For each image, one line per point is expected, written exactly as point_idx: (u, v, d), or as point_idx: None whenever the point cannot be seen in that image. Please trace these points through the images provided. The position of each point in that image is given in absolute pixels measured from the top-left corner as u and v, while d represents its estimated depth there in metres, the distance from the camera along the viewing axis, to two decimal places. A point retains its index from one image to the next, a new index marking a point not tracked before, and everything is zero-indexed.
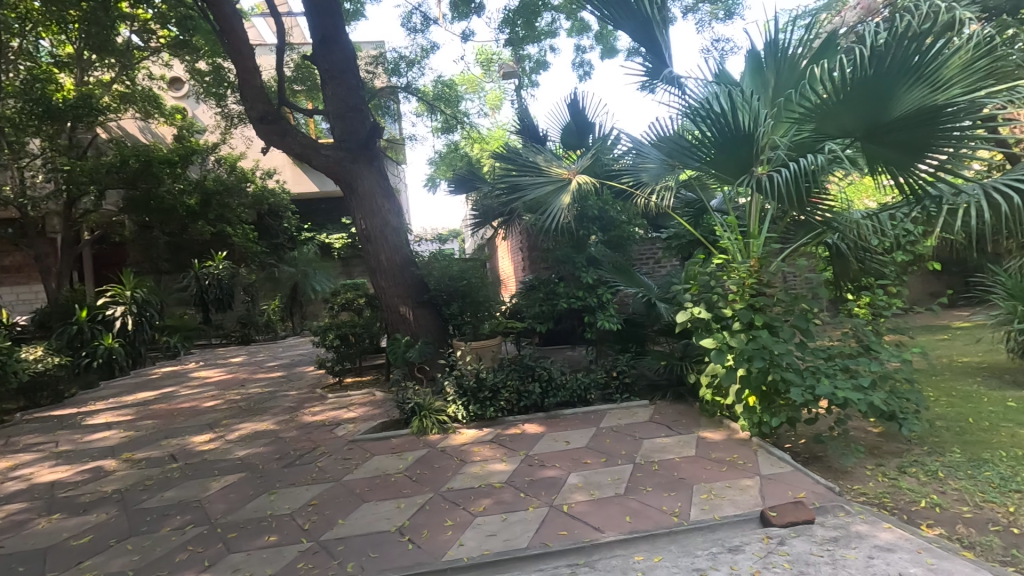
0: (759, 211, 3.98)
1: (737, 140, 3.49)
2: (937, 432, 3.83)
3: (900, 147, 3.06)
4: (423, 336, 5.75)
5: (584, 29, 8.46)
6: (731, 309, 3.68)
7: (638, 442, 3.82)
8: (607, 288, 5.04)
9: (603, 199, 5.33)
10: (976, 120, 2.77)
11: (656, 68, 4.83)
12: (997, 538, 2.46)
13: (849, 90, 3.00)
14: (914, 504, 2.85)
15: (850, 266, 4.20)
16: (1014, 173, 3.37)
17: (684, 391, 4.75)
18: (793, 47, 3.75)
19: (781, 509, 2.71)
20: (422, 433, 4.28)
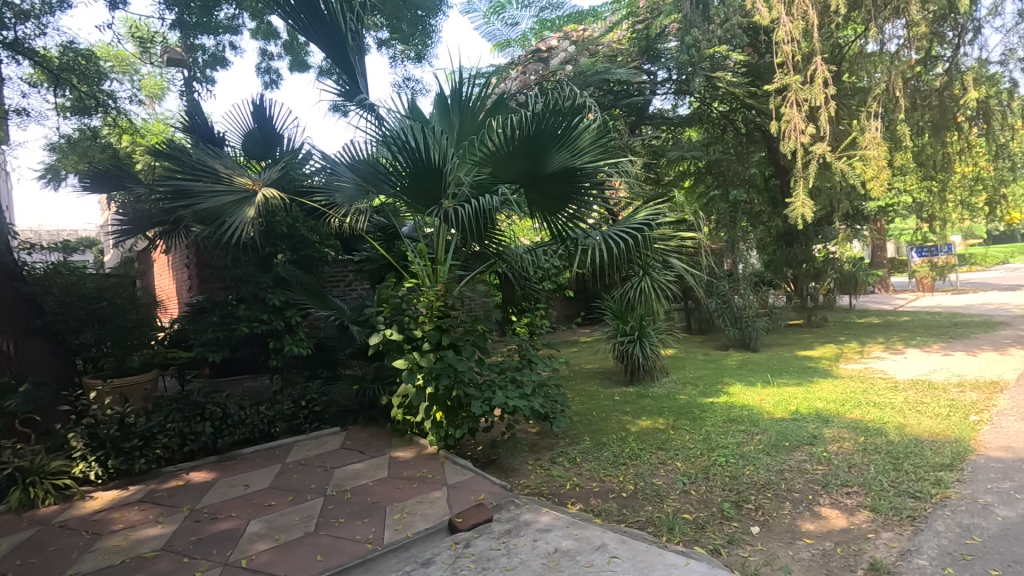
0: (445, 239, 4.24)
1: (428, 173, 3.77)
2: (574, 426, 4.81)
3: (550, 197, 3.79)
4: (32, 376, 4.27)
5: (271, 35, 7.90)
6: (422, 330, 3.88)
7: (329, 473, 3.63)
8: (296, 311, 4.71)
9: (292, 216, 4.98)
10: (597, 183, 3.65)
11: (350, 90, 4.83)
12: (614, 502, 3.21)
13: (517, 143, 3.56)
14: (562, 487, 3.49)
15: (515, 293, 5.13)
16: (618, 225, 4.55)
17: (376, 414, 4.76)
18: (473, 98, 4.27)
19: (466, 514, 2.94)
20: (27, 508, 3.16)
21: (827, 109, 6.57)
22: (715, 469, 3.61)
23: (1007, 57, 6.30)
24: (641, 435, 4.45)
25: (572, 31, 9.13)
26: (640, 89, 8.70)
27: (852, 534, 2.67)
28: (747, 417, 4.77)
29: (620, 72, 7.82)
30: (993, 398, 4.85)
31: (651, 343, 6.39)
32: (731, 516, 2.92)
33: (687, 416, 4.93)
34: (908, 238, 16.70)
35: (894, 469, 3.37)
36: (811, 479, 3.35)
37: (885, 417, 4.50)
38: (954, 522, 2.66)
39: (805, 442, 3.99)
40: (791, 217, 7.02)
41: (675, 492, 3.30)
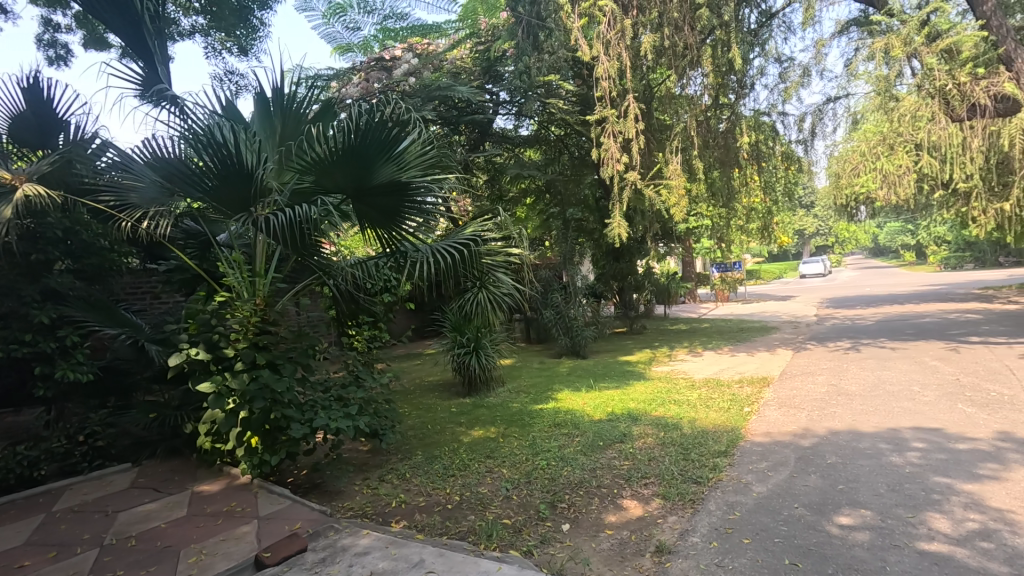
0: (265, 250, 3.90)
1: (239, 179, 3.53)
2: (407, 441, 4.75)
3: (378, 210, 3.74)
4: None
5: (57, 3, 6.71)
6: (234, 349, 3.54)
7: (110, 518, 3.13)
8: (73, 329, 3.99)
9: (70, 216, 4.25)
10: (426, 199, 3.71)
11: (149, 77, 4.29)
12: (438, 516, 3.22)
13: (341, 153, 3.42)
14: (387, 506, 3.41)
15: (348, 307, 4.81)
16: (449, 239, 4.63)
17: (179, 444, 4.24)
18: (298, 101, 4.07)
19: (275, 547, 2.73)
20: None
21: (638, 141, 7.43)
22: (536, 473, 3.82)
23: (767, 111, 7.78)
24: (473, 445, 4.55)
25: (416, 44, 9.11)
26: (482, 108, 8.92)
27: (644, 521, 3.00)
28: (570, 420, 5.12)
29: (461, 89, 7.97)
30: (761, 391, 5.82)
31: (487, 354, 6.57)
32: (546, 516, 3.11)
33: (517, 423, 5.15)
34: (709, 255, 19.42)
35: (684, 458, 3.87)
36: (617, 474, 3.70)
37: (682, 413, 5.17)
38: (723, 500, 3.13)
39: (616, 441, 4.40)
40: (611, 236, 7.77)
41: (498, 498, 3.41)
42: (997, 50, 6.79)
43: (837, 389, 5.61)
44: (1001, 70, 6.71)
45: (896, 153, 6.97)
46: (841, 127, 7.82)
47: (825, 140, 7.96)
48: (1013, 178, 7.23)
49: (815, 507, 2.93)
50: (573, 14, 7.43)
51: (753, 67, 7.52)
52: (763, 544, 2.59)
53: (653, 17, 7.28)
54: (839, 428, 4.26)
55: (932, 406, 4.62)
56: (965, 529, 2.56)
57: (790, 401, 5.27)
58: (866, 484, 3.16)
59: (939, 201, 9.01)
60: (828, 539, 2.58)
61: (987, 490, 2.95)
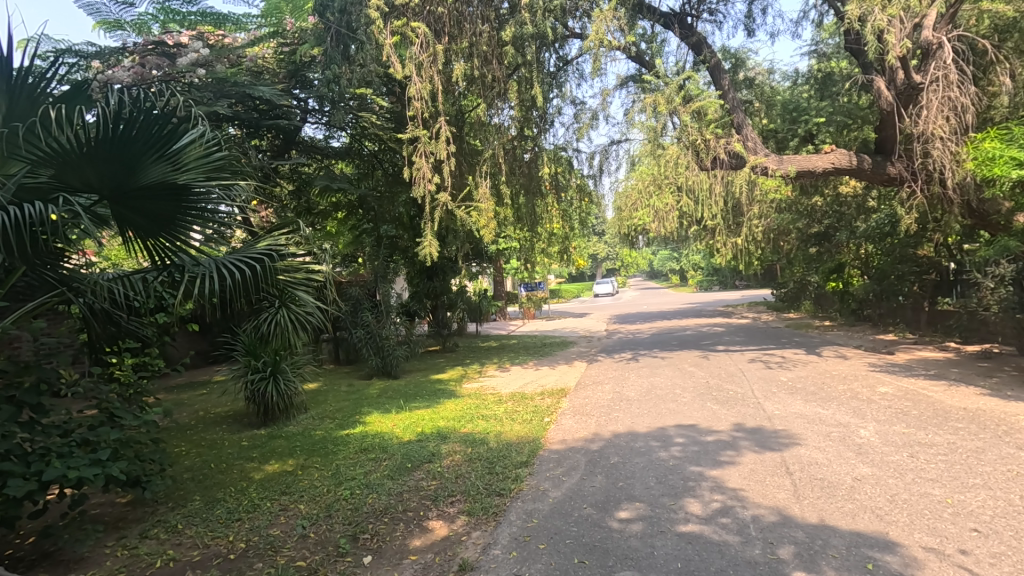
0: None
1: None
2: (181, 485, 4.08)
3: (145, 215, 3.19)
4: None
5: None
6: None
7: None
8: None
9: None
10: (207, 205, 3.27)
11: None
12: (216, 571, 2.79)
13: (93, 145, 2.84)
14: (150, 568, 2.87)
15: (100, 331, 3.96)
16: (237, 253, 4.14)
17: None
18: (32, 76, 3.29)
19: None
20: None
21: (448, 164, 7.64)
22: (338, 505, 3.57)
23: (565, 147, 8.60)
24: (265, 482, 4.09)
25: (208, 34, 8.13)
26: (287, 113, 8.23)
27: (449, 540, 3.00)
28: (377, 444, 4.93)
29: (262, 90, 7.29)
30: (560, 402, 6.32)
31: (286, 378, 6.02)
32: (346, 551, 2.91)
33: (319, 452, 4.78)
34: (518, 275, 20.68)
35: (489, 472, 3.98)
36: (423, 496, 3.65)
37: (489, 427, 5.34)
38: (522, 509, 3.29)
39: (425, 461, 4.34)
40: (421, 255, 7.76)
41: (292, 539, 3.10)
42: (731, 116, 8.52)
43: (620, 395, 6.34)
44: (734, 133, 8.44)
45: (663, 193, 8.24)
46: (622, 167, 9.03)
47: (611, 177, 9.10)
48: (742, 219, 9.07)
49: (600, 505, 3.24)
50: (385, 30, 7.36)
51: (553, 106, 8.27)
52: (556, 546, 2.77)
53: (464, 47, 7.60)
54: (621, 431, 4.81)
55: (689, 406, 5.50)
56: (711, 509, 3.06)
57: (582, 409, 5.80)
58: (640, 479, 3.60)
59: (694, 234, 10.90)
60: (609, 533, 2.86)
61: (726, 473, 3.58)
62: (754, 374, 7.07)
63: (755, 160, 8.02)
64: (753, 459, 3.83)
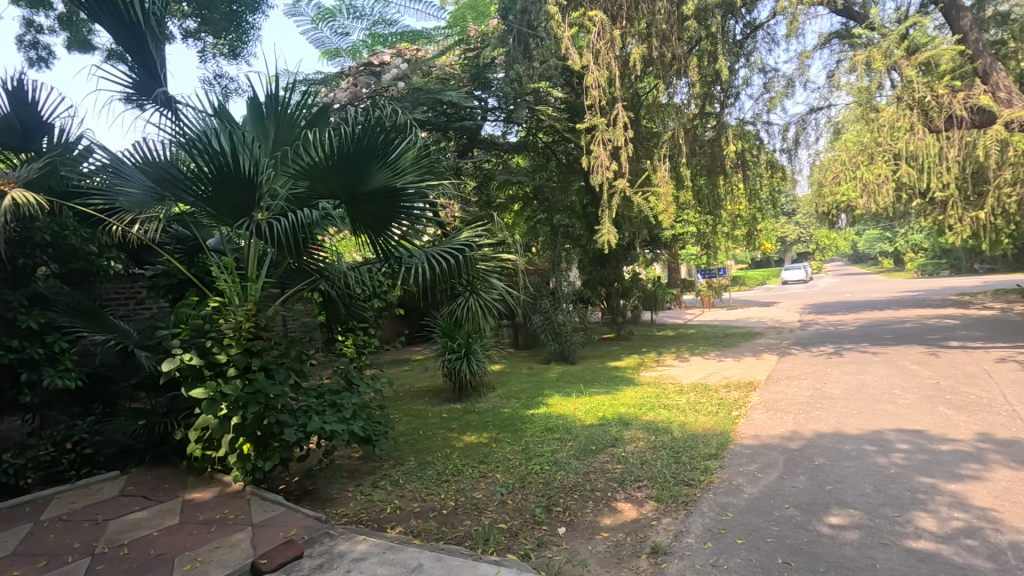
0: (257, 255, 3.91)
1: (235, 183, 3.44)
2: (399, 446, 4.74)
3: (370, 215, 3.75)
4: None
5: (39, 3, 6.70)
6: (227, 354, 3.49)
7: (101, 527, 3.10)
8: (61, 335, 3.93)
9: (61, 222, 4.19)
10: (419, 203, 3.72)
11: (140, 82, 4.19)
12: (434, 521, 3.23)
13: (335, 157, 3.45)
14: (383, 512, 3.41)
15: (338, 311, 4.87)
16: (443, 245, 4.66)
17: (167, 451, 4.21)
18: (290, 106, 4.07)
19: (271, 553, 2.73)
20: None
21: (627, 149, 7.55)
22: (530, 477, 3.83)
23: (752, 121, 7.93)
24: (465, 451, 4.54)
25: (405, 50, 9.14)
26: (471, 114, 8.86)
27: (640, 523, 3.04)
28: (561, 425, 5.16)
29: (451, 94, 7.99)
30: (749, 395, 5.91)
31: (478, 359, 6.58)
32: (542, 520, 3.13)
33: (509, 428, 5.16)
34: (695, 262, 19.68)
35: (676, 461, 3.92)
36: (610, 478, 3.73)
37: (671, 417, 5.24)
38: (715, 502, 3.18)
39: (609, 445, 4.44)
40: (600, 243, 7.84)
41: (493, 503, 3.43)
42: (972, 64, 7.03)
43: (821, 392, 5.72)
44: (977, 83, 6.95)
45: (876, 162, 7.14)
46: (823, 137, 8.05)
47: (808, 150, 8.16)
48: (987, 187, 7.45)
49: (805, 507, 2.99)
50: (563, 23, 7.51)
51: (739, 78, 7.66)
52: (755, 543, 2.64)
53: (641, 29, 7.37)
54: (825, 431, 4.35)
55: (914, 409, 4.75)
56: (950, 527, 2.64)
57: (775, 405, 5.37)
58: (853, 484, 3.24)
59: (917, 209, 9.26)
60: (818, 538, 2.64)
61: (969, 489, 3.05)
62: (1003, 376, 5.83)
63: (1010, 114, 6.49)
64: (1008, 477, 3.19)
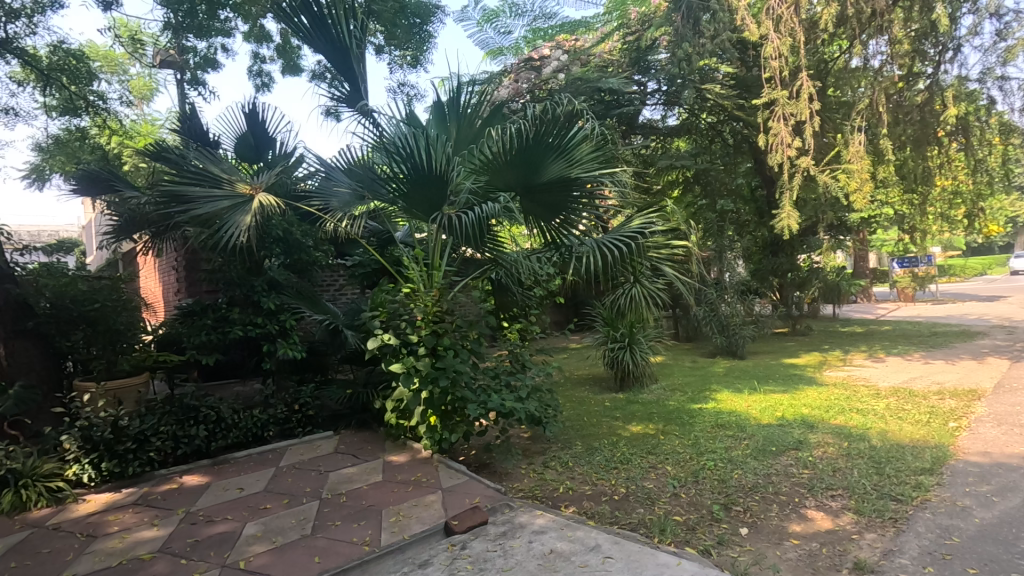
0: (440, 245, 4.30)
1: (427, 181, 3.81)
2: (566, 431, 4.87)
3: (544, 205, 3.90)
4: (21, 378, 4.23)
5: (263, 38, 8.02)
6: (418, 335, 3.89)
7: (323, 477, 3.67)
8: (290, 314, 4.74)
9: (289, 220, 5.00)
10: (591, 193, 3.78)
11: (347, 95, 4.81)
12: (607, 506, 3.27)
13: (514, 153, 3.65)
14: (556, 491, 3.55)
15: (509, 297, 5.14)
16: (615, 232, 4.68)
17: (368, 418, 4.82)
18: (470, 106, 4.36)
19: (461, 516, 3.01)
20: (18, 510, 3.16)
21: (813, 124, 6.78)
22: (704, 473, 3.69)
23: (980, 78, 6.61)
24: (632, 441, 4.52)
25: (564, 41, 9.22)
26: (630, 99, 8.67)
27: (838, 535, 2.76)
28: (734, 422, 4.86)
29: (612, 80, 7.88)
30: (971, 405, 5.00)
31: (641, 350, 6.48)
32: (721, 518, 3.00)
33: (676, 421, 5.01)
34: (889, 248, 17.10)
35: (877, 472, 3.47)
36: (796, 483, 3.44)
37: (868, 423, 4.64)
38: (934, 523, 2.77)
39: (792, 447, 4.08)
40: (778, 228, 7.21)
41: (666, 495, 3.37)
42: None
43: None
44: None
45: None
46: None
47: None
48: None
49: None
50: None
51: (962, 27, 6.41)
52: None
53: None
54: None
55: None
56: None
57: (1010, 418, 4.46)
58: None
59: None
60: None
61: None
62: None
63: None
64: None
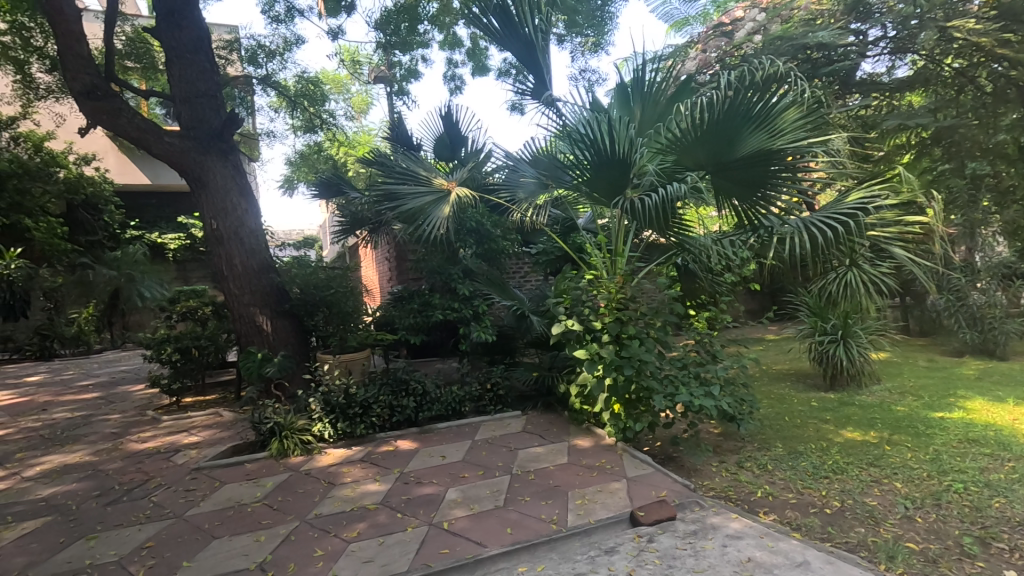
0: (623, 230, 4.22)
1: (611, 165, 3.73)
2: (764, 430, 4.44)
3: (739, 183, 3.57)
4: (282, 349, 5.26)
5: (456, 44, 8.67)
6: (602, 322, 3.88)
7: (513, 453, 3.90)
8: (482, 300, 5.10)
9: (479, 212, 5.38)
10: (797, 166, 3.35)
11: (532, 88, 4.95)
12: (817, 518, 2.90)
13: (706, 128, 3.40)
14: (753, 494, 3.26)
15: (696, 284, 4.84)
16: (826, 211, 4.10)
17: (553, 401, 4.98)
18: (656, 85, 4.16)
19: (647, 508, 2.93)
20: (282, 455, 3.93)
21: None
22: (948, 496, 3.05)
23: None
24: (847, 448, 3.93)
25: None
26: (844, 54, 7.46)
27: None
28: (993, 439, 3.92)
29: (821, 35, 6.85)
30: None
31: (858, 343, 5.59)
32: (974, 555, 2.45)
33: (908, 431, 4.22)
34: None
35: None
36: None
37: None
38: None
39: None
40: None
41: (895, 516, 2.86)
42: None
43: None
44: None
45: None
46: None
47: None
48: None
49: None
50: None
51: None
52: None
53: None
54: None
55: None
56: None
57: None
58: None
59: None
60: None
61: None
62: None
63: None
64: None
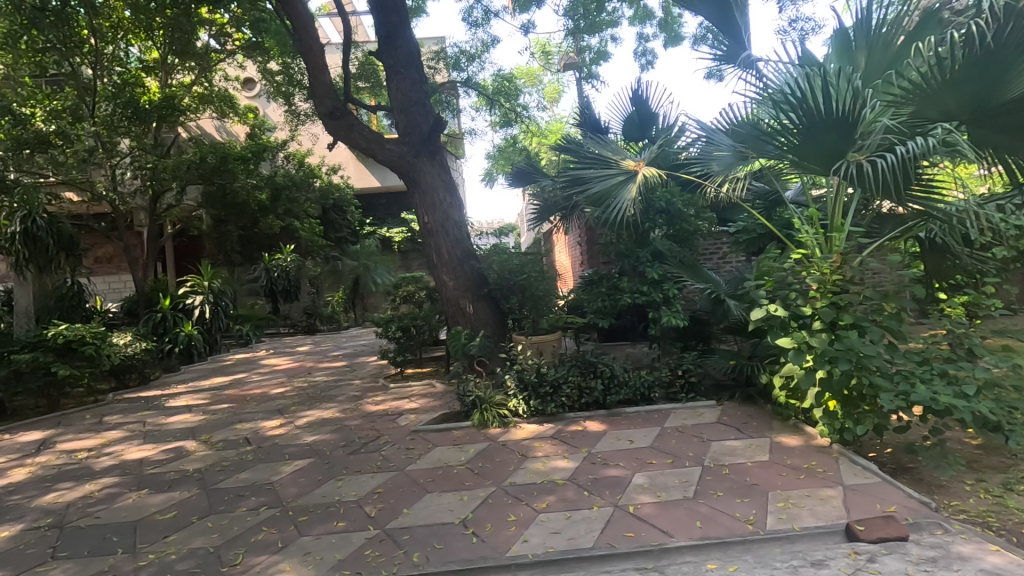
0: (841, 202, 3.66)
1: (827, 127, 3.19)
2: None
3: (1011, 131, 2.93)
4: (482, 329, 5.75)
5: (647, 17, 8.34)
6: (812, 307, 3.42)
7: (706, 444, 3.70)
8: (673, 283, 4.89)
9: (670, 191, 5.15)
10: None
11: (728, 51, 4.54)
12: None
13: (959, 69, 2.81)
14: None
15: (944, 262, 3.97)
16: None
17: (753, 392, 4.56)
18: (888, 24, 3.46)
19: (869, 523, 2.53)
20: (483, 426, 4.33)
21: None
22: None
23: None
24: None
25: None
26: None
27: None
28: None
29: None
30: None
31: None
32: None
33: None
34: None
35: None
36: None
37: None
38: None
39: None
40: None
41: None
42: None
43: None
44: None
45: None
46: None
47: None
48: None
49: None
50: None
51: None
52: None
53: None
54: None
55: None
56: None
57: None
58: None
59: None
60: None
61: None
62: None
63: None
64: None
